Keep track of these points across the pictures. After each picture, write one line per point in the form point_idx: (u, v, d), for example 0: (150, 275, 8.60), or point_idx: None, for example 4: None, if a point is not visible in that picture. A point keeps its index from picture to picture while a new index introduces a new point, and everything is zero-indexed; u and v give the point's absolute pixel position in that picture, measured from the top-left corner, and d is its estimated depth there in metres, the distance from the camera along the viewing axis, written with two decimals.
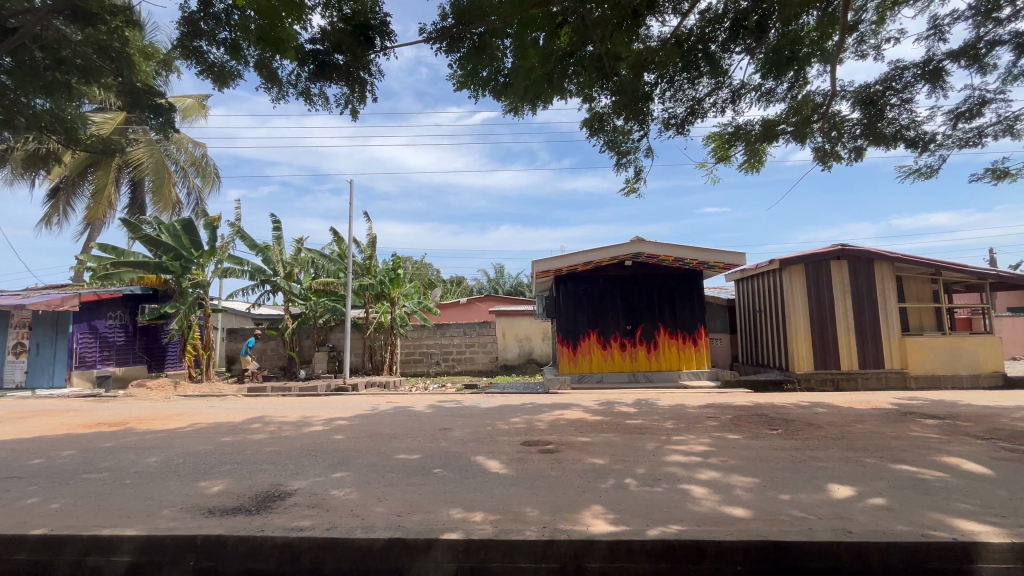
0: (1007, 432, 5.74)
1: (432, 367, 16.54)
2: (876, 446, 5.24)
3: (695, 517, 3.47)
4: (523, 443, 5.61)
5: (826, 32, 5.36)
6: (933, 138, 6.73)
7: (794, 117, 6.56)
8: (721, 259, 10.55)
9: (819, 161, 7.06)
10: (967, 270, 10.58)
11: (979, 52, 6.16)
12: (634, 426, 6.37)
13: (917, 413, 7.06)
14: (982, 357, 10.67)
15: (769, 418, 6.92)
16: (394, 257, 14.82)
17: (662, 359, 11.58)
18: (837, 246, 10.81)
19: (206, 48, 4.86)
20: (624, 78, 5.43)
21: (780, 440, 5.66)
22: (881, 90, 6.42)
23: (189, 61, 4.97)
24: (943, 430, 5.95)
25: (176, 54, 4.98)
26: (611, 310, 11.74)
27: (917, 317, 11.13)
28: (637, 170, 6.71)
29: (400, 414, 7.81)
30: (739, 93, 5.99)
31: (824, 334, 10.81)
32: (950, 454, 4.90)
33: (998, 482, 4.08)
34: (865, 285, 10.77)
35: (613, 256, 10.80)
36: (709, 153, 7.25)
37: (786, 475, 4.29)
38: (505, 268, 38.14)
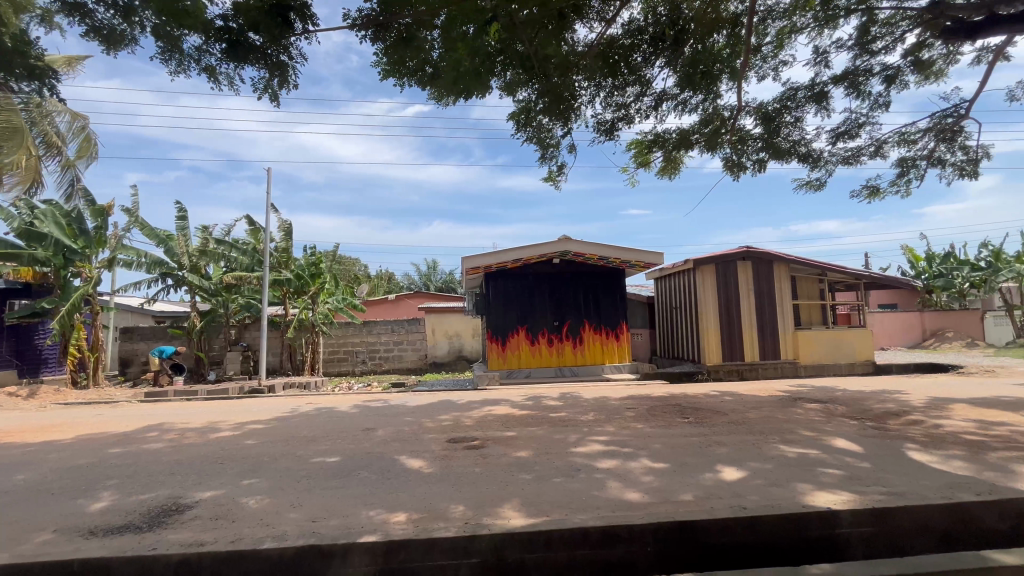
0: (874, 413, 6.61)
1: (357, 366, 15.95)
2: (769, 430, 5.81)
3: (610, 504, 3.65)
4: (448, 441, 5.58)
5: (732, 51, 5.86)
6: (821, 154, 7.55)
7: (705, 129, 7.08)
8: (641, 258, 11.12)
9: (728, 171, 7.66)
10: (847, 271, 11.98)
11: (857, 81, 7.01)
12: (558, 419, 6.58)
13: (805, 398, 7.91)
14: (858, 347, 12.15)
15: (680, 407, 7.42)
16: (315, 251, 14.17)
17: (587, 354, 12.03)
18: (742, 248, 11.81)
19: (90, 6, 4.28)
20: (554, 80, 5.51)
21: (689, 427, 6.09)
22: (778, 108, 7.09)
23: (70, 19, 4.35)
24: (824, 412, 6.72)
25: (52, 10, 4.32)
26: (539, 307, 11.98)
27: (807, 313, 12.45)
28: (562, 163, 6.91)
29: (322, 415, 7.47)
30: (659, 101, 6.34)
31: (730, 329, 11.78)
32: (830, 434, 5.53)
33: (865, 457, 4.68)
34: (765, 283, 11.87)
35: (542, 254, 10.98)
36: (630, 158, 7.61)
37: (692, 460, 4.63)
38: (438, 263, 37.81)
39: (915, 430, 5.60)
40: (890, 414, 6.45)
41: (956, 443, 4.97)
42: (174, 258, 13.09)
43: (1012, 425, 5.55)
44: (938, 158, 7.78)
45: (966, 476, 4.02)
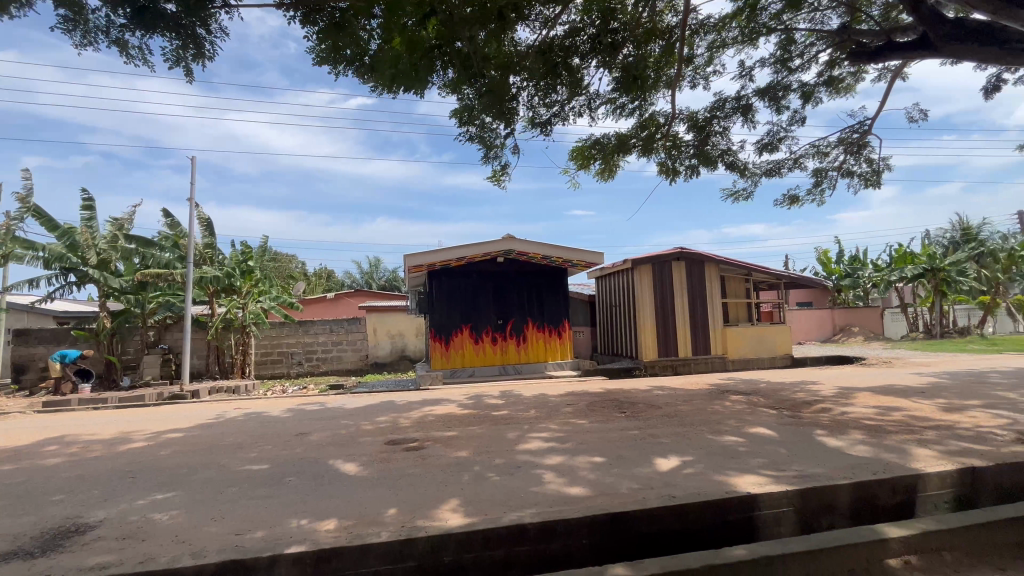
0: (790, 403, 7.17)
1: (293, 368, 15.19)
2: (698, 421, 6.14)
3: (547, 499, 3.70)
4: (387, 443, 5.43)
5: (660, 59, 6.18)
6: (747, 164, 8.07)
7: (642, 134, 7.38)
8: (582, 257, 11.40)
9: (663, 176, 7.99)
10: (769, 272, 12.90)
11: (777, 95, 7.56)
12: (500, 417, 6.59)
13: (731, 390, 8.44)
14: (779, 342, 13.13)
15: (618, 402, 7.68)
16: (245, 247, 13.39)
17: (531, 352, 12.15)
18: (677, 249, 12.39)
19: None
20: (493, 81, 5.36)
21: (626, 421, 6.31)
22: (708, 118, 7.50)
23: None
24: (747, 403, 7.20)
25: None
26: (483, 305, 11.95)
27: (734, 311, 13.29)
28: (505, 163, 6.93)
29: (251, 420, 7.03)
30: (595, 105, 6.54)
31: (666, 326, 12.33)
32: (751, 424, 5.94)
33: (781, 443, 5.06)
34: (697, 283, 12.53)
35: (485, 252, 10.96)
36: (571, 160, 7.75)
37: (627, 453, 4.80)
38: (381, 261, 36.86)
39: (824, 417, 6.13)
40: (804, 404, 7.02)
41: (857, 428, 5.49)
42: (78, 252, 11.83)
43: (904, 410, 6.22)
44: (847, 168, 8.57)
45: (866, 458, 4.45)
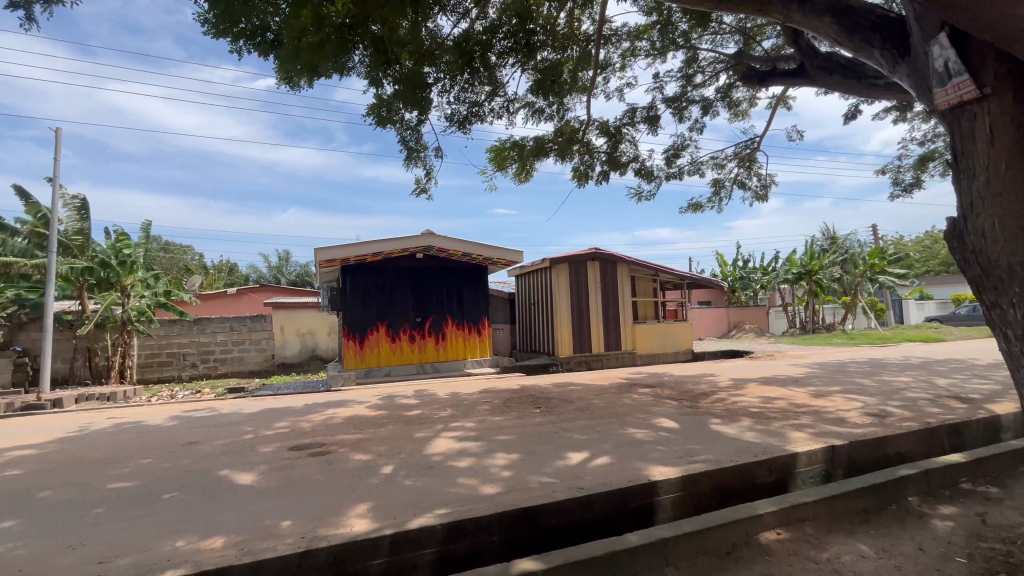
0: (689, 394, 7.77)
1: (185, 371, 13.69)
2: (607, 415, 6.44)
3: (459, 499, 3.67)
4: (290, 449, 5.07)
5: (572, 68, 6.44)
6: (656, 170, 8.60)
7: (559, 138, 7.60)
8: (503, 255, 11.47)
9: (577, 180, 8.27)
10: (674, 273, 13.88)
11: (682, 109, 8.12)
12: (415, 417, 6.44)
13: (638, 384, 8.97)
14: (681, 338, 14.20)
15: (534, 398, 7.83)
16: (124, 235, 11.80)
17: (449, 350, 12.02)
18: (592, 249, 12.90)
19: None
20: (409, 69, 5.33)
21: (540, 417, 6.45)
22: (620, 125, 7.89)
23: None
24: (652, 396, 7.69)
25: None
26: (400, 302, 11.62)
27: (643, 308, 14.14)
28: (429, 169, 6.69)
29: (129, 431, 6.23)
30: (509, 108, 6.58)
31: (581, 323, 12.81)
32: (654, 415, 6.35)
33: (680, 432, 5.45)
34: (610, 281, 13.15)
35: (403, 247, 10.61)
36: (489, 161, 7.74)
37: (539, 448, 4.90)
38: (291, 255, 34.52)
39: (718, 406, 6.71)
40: (701, 395, 7.64)
41: (744, 416, 6.08)
42: None
43: (782, 398, 6.99)
44: (740, 180, 9.44)
45: (750, 442, 4.93)
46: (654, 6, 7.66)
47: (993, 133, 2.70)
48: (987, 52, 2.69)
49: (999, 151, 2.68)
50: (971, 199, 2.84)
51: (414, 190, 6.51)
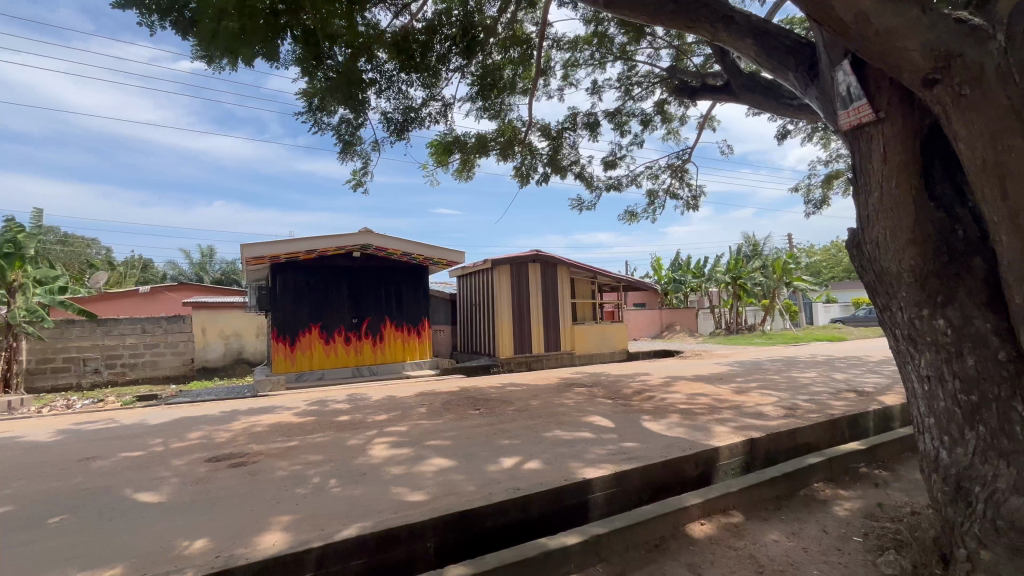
0: (623, 392, 8.06)
1: (86, 378, 12.21)
2: (546, 415, 6.53)
3: (393, 506, 3.55)
4: (207, 460, 4.69)
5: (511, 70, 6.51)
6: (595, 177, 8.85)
7: (501, 139, 7.63)
8: (444, 255, 11.33)
9: (519, 180, 8.33)
10: (611, 275, 14.34)
11: (620, 117, 8.40)
12: (348, 422, 6.19)
13: (576, 383, 9.17)
14: (617, 338, 14.70)
15: (473, 399, 7.78)
16: (11, 225, 10.41)
17: (388, 352, 11.69)
18: (533, 251, 13.05)
19: None
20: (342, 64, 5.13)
21: (479, 418, 6.41)
22: (560, 130, 8.04)
23: None
24: (589, 395, 7.90)
25: None
26: (336, 302, 11.14)
27: (581, 310, 14.50)
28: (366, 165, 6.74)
29: (12, 447, 5.50)
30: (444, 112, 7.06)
31: (521, 324, 12.92)
32: (591, 414, 6.51)
33: (614, 430, 5.62)
34: (550, 283, 13.36)
35: (339, 246, 10.17)
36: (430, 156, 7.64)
37: (478, 451, 4.87)
38: (215, 250, 32.17)
39: (650, 404, 7.00)
40: (634, 393, 7.95)
41: (673, 412, 6.39)
42: None
43: (707, 395, 7.41)
44: (673, 191, 9.92)
45: (678, 437, 5.18)
46: (594, 17, 7.91)
47: (886, 153, 3.00)
48: (881, 80, 2.99)
49: (890, 169, 2.99)
50: (868, 212, 3.13)
51: (349, 184, 6.62)
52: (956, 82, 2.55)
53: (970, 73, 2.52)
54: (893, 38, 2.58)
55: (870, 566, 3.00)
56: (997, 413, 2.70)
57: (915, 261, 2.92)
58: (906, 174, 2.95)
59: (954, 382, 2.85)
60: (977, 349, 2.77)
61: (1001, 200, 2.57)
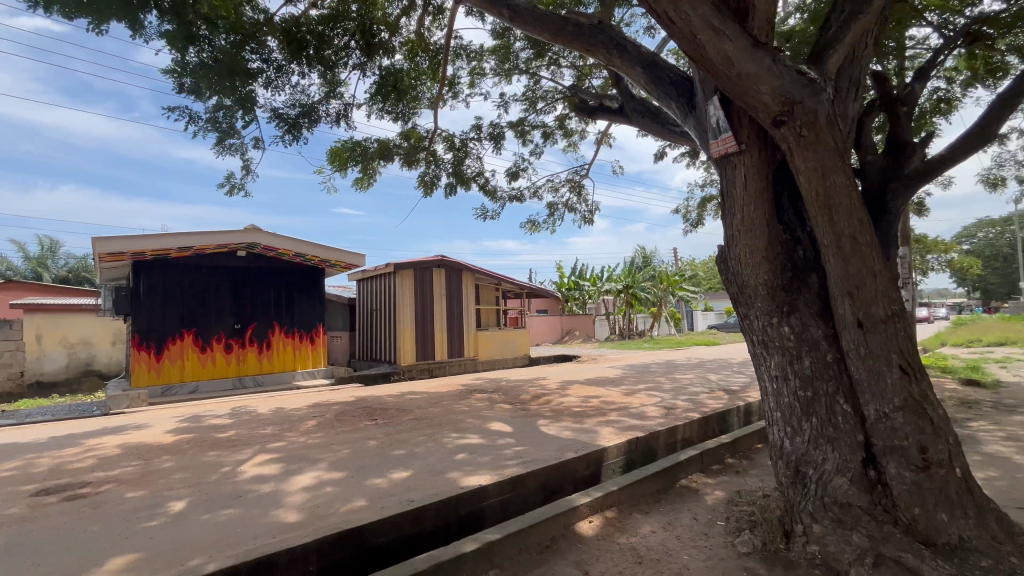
0: (522, 397, 8.23)
1: None
2: (444, 423, 6.44)
3: (271, 530, 3.25)
4: (35, 494, 3.92)
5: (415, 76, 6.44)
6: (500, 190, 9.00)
7: (404, 144, 7.50)
8: (342, 258, 10.76)
9: (423, 189, 8.18)
10: (515, 282, 14.64)
11: (524, 131, 8.65)
12: (224, 439, 5.57)
13: (478, 390, 9.20)
14: (520, 344, 15.03)
15: (370, 409, 7.44)
16: None
17: (276, 360, 10.76)
18: (437, 256, 12.88)
19: None
20: (222, 50, 4.78)
21: (374, 429, 6.14)
22: (466, 141, 8.08)
23: None
24: (489, 401, 7.96)
25: None
26: (214, 305, 10.01)
27: (485, 316, 14.60)
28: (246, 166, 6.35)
29: None
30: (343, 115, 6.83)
31: (424, 330, 12.66)
32: (490, 419, 6.56)
33: (512, 435, 5.71)
34: (455, 289, 13.28)
35: (220, 244, 9.15)
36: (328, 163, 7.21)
37: (371, 464, 4.65)
38: (60, 243, 27.31)
39: (546, 408, 7.23)
40: (533, 397, 8.17)
41: (568, 415, 6.67)
42: None
43: (599, 398, 7.84)
44: (572, 204, 10.43)
45: (571, 440, 5.40)
46: (500, 31, 8.11)
47: (745, 181, 3.43)
48: (743, 117, 3.42)
49: (749, 195, 3.41)
50: (731, 232, 3.53)
51: (221, 188, 6.18)
52: (797, 123, 2.98)
53: (808, 117, 2.97)
54: (750, 80, 2.98)
55: (729, 546, 3.36)
56: (827, 406, 3.19)
57: (768, 276, 3.38)
58: (761, 200, 3.39)
59: (795, 381, 3.32)
60: (812, 351, 3.26)
61: (830, 226, 3.07)
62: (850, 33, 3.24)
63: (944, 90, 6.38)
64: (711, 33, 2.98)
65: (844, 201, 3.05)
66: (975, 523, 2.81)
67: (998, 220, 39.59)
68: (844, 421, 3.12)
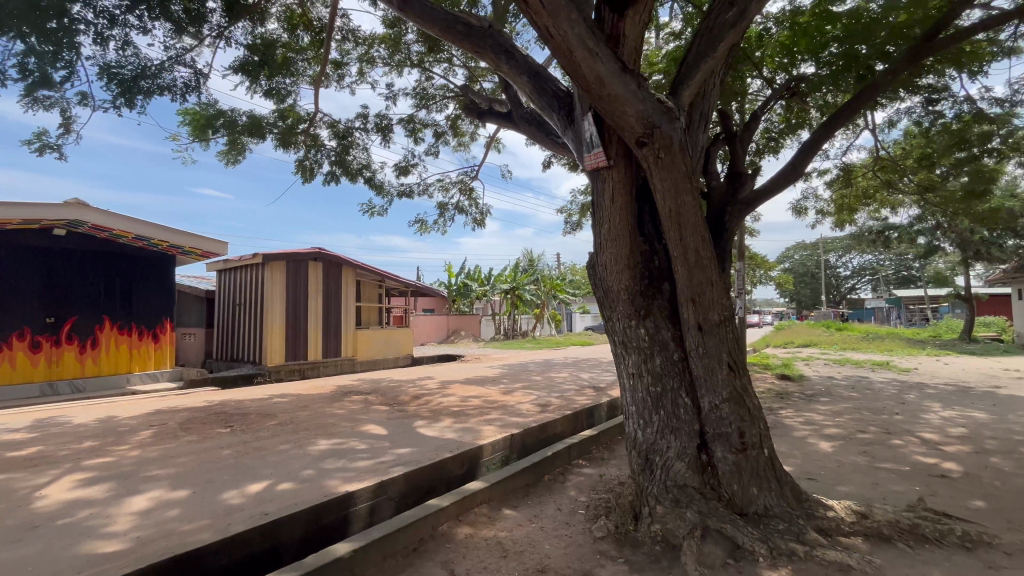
0: (401, 398, 8.01)
1: None
2: (313, 427, 6.00)
3: (79, 564, 2.72)
4: None
5: (291, 50, 6.04)
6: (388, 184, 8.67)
7: (281, 124, 6.87)
8: (199, 245, 9.48)
9: (302, 175, 7.51)
10: (399, 280, 14.20)
11: (415, 125, 8.44)
12: (23, 458, 4.56)
13: (354, 391, 8.74)
14: (402, 343, 14.69)
15: (225, 416, 6.65)
16: None
17: (104, 361, 9.08)
18: (314, 249, 11.94)
19: None
20: None
21: (228, 437, 5.50)
22: (352, 127, 7.65)
23: None
24: (366, 403, 7.61)
25: None
26: (17, 295, 8.06)
27: (367, 314, 13.95)
28: (63, 126, 5.33)
29: None
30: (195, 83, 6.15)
31: (296, 328, 11.69)
32: (364, 422, 6.27)
33: (386, 437, 5.52)
34: (333, 284, 12.45)
35: (29, 219, 7.46)
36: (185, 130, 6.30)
37: (219, 477, 4.15)
38: None
39: (425, 409, 7.11)
40: (412, 398, 7.99)
41: (446, 415, 6.64)
42: None
43: (479, 397, 7.93)
44: (463, 205, 10.43)
45: (447, 439, 5.38)
46: (392, 19, 7.83)
47: (613, 194, 3.73)
48: (613, 136, 3.71)
49: (616, 208, 3.72)
50: (599, 240, 3.81)
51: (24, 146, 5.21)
52: (655, 146, 3.32)
53: (664, 141, 3.33)
54: (617, 102, 3.25)
55: (587, 532, 3.61)
56: (672, 399, 3.59)
57: (629, 282, 3.72)
58: (625, 213, 3.71)
59: (647, 377, 3.68)
60: (662, 351, 3.65)
61: (679, 240, 3.47)
62: (699, 73, 3.71)
63: (771, 130, 7.59)
64: (586, 53, 3.19)
65: (691, 219, 3.47)
66: (777, 494, 3.37)
67: (809, 245, 48.49)
68: (685, 412, 3.54)
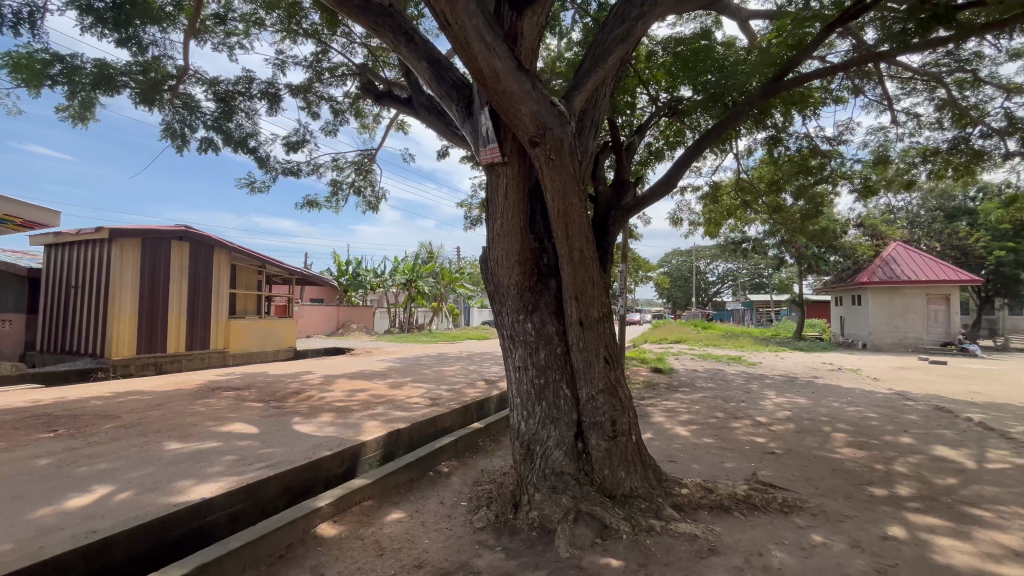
0: (279, 394, 7.39)
1: None
2: (166, 428, 5.29)
3: None
4: None
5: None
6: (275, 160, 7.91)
7: (141, 77, 5.92)
8: (24, 214, 7.85)
9: (170, 141, 6.50)
10: (283, 266, 13.06)
11: (307, 98, 7.79)
12: None
13: (222, 387, 7.87)
14: (284, 335, 13.59)
15: (48, 418, 5.57)
16: None
17: None
18: (180, 226, 10.50)
19: None
20: None
21: (51, 442, 4.63)
22: (233, 92, 6.85)
23: None
24: (235, 400, 6.88)
25: None
26: None
27: (243, 302, 12.65)
28: None
29: None
30: (28, 17, 5.08)
31: (152, 316, 10.19)
32: (231, 421, 5.67)
33: (257, 436, 5.06)
34: (202, 268, 11.06)
35: None
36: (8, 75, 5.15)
37: (32, 492, 3.47)
38: None
39: (304, 405, 6.63)
40: (291, 394, 7.41)
41: (328, 411, 6.27)
42: None
43: (366, 392, 7.60)
44: (357, 186, 9.88)
45: (326, 436, 5.08)
46: None
47: (506, 191, 3.78)
48: (508, 133, 3.75)
49: (509, 204, 3.77)
50: (492, 236, 3.85)
51: None
52: (547, 147, 3.42)
53: (555, 143, 3.43)
54: (512, 98, 3.29)
55: (467, 524, 3.63)
56: (554, 391, 3.75)
57: (519, 278, 3.80)
58: (518, 209, 3.79)
59: (532, 370, 3.80)
60: (547, 345, 3.80)
61: (566, 240, 3.62)
62: (591, 81, 3.89)
63: (654, 143, 8.29)
64: (483, 46, 3.18)
65: (577, 220, 3.64)
66: (641, 477, 3.69)
67: (683, 252, 54.10)
68: (565, 404, 3.73)
